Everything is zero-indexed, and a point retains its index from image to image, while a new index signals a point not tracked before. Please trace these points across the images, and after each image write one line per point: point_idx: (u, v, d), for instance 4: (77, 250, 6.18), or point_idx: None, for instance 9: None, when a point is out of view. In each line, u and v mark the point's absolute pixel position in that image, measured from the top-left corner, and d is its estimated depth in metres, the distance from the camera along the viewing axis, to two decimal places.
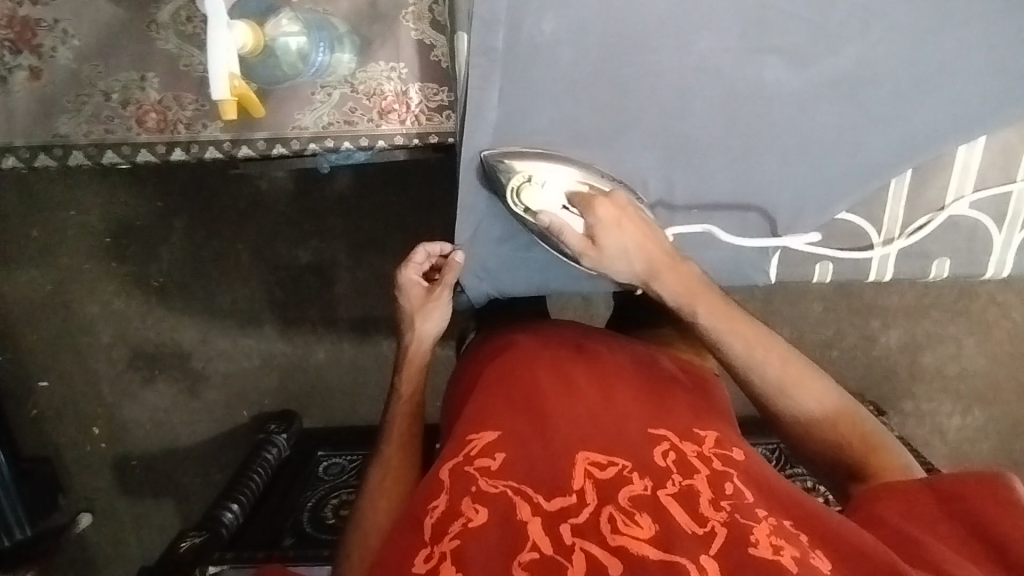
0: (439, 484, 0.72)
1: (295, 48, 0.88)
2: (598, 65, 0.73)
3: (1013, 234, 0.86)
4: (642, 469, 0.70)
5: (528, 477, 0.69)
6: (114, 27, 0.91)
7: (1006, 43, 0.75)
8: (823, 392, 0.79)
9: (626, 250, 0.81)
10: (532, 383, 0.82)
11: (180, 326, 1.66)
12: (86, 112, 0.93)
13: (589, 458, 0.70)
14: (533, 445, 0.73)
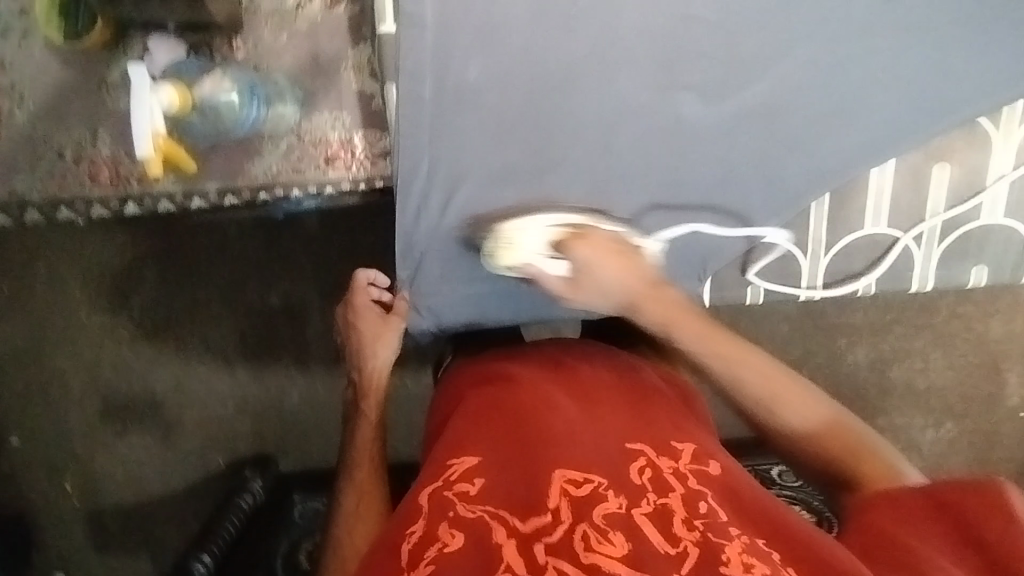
0: (418, 509, 0.67)
1: (224, 102, 0.91)
2: (522, 105, 0.78)
3: (932, 249, 0.85)
4: (619, 487, 0.66)
5: (506, 500, 0.65)
6: (69, 87, 0.93)
7: (911, 70, 0.78)
8: (777, 369, 0.79)
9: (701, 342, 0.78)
10: (519, 407, 0.77)
11: (152, 373, 1.55)
12: (42, 168, 0.95)
13: (565, 475, 0.67)
14: (508, 472, 0.69)
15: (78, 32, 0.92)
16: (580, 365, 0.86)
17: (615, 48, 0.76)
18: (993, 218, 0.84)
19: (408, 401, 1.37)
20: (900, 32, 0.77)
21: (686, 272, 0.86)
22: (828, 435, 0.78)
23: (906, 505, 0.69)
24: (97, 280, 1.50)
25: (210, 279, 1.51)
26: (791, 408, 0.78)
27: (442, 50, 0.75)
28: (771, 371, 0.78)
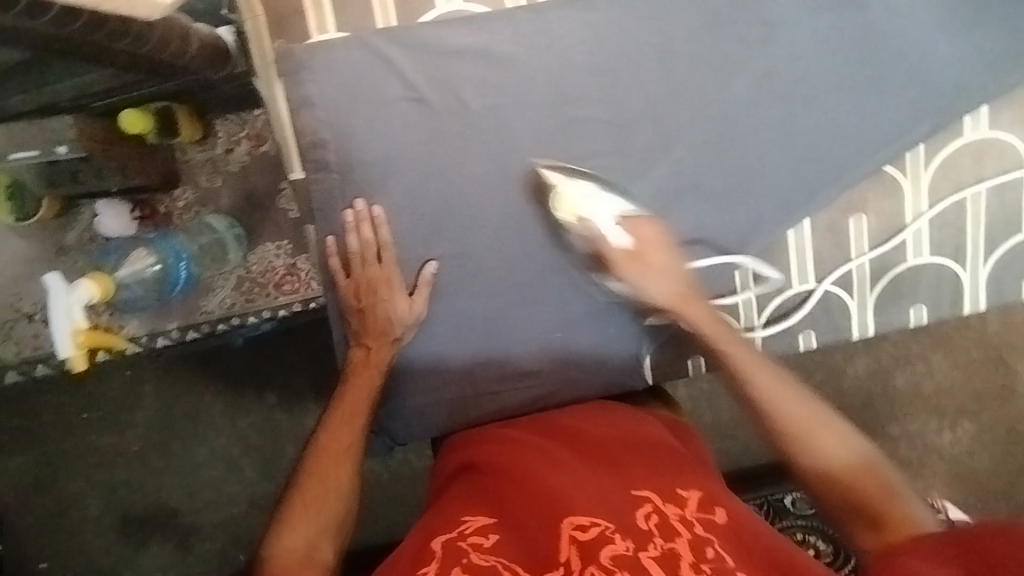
0: (429, 551, 0.61)
1: (154, 271, 0.94)
2: (434, 225, 0.79)
3: (865, 297, 0.85)
4: (625, 530, 0.58)
5: (524, 557, 0.59)
6: (28, 256, 0.97)
7: (805, 133, 0.80)
8: (802, 403, 0.68)
9: (677, 270, 0.76)
10: (519, 468, 0.68)
11: (164, 485, 1.31)
12: (13, 337, 1.00)
13: (573, 521, 0.60)
14: (521, 521, 0.62)
15: (27, 211, 0.92)
16: (582, 424, 0.76)
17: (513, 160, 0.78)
18: (920, 258, 0.84)
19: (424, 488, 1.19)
20: (784, 101, 0.79)
21: (628, 353, 0.83)
22: (861, 480, 0.64)
23: (930, 552, 0.55)
24: (100, 401, 1.30)
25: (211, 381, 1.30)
26: (812, 450, 0.66)
27: (350, 186, 0.78)
28: (809, 400, 0.68)
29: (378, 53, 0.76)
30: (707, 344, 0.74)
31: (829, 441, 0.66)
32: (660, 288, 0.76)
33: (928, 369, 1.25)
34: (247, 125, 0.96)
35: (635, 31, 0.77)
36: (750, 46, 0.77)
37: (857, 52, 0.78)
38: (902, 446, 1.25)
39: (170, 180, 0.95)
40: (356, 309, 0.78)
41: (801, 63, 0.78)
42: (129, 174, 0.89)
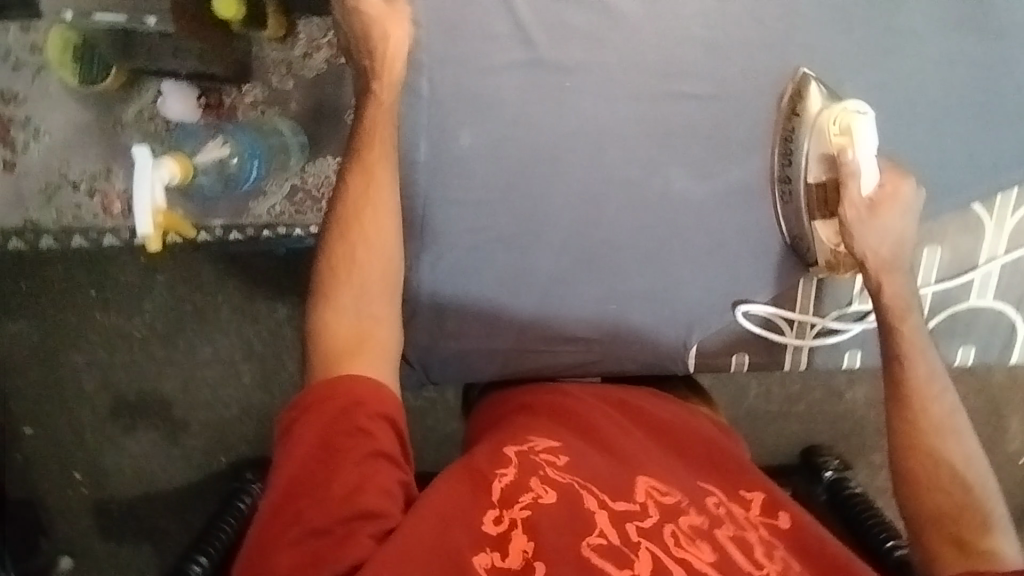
0: (506, 458, 0.64)
1: (225, 165, 0.93)
2: (516, 174, 0.77)
3: None
4: (698, 505, 0.63)
5: (594, 479, 0.63)
6: (81, 123, 0.96)
7: (911, 155, 0.76)
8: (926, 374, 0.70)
9: (903, 239, 0.71)
10: (591, 425, 0.71)
11: (162, 376, 1.18)
12: (56, 201, 1.00)
13: (651, 482, 0.64)
14: (596, 458, 0.66)
15: (94, 77, 0.89)
16: (635, 398, 0.79)
17: (606, 124, 0.76)
18: (981, 300, 0.84)
19: None
20: (894, 119, 0.75)
21: (675, 336, 0.84)
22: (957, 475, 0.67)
23: None
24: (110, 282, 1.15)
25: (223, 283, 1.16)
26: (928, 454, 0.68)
27: (440, 114, 0.75)
28: (945, 399, 0.69)
29: None
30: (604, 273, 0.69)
31: (913, 404, 0.69)
32: (898, 243, 0.71)
33: None
34: (331, 32, 0.92)
35: (759, 12, 0.73)
36: (877, 52, 0.74)
37: (976, 81, 0.75)
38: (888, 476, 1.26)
39: (242, 73, 0.91)
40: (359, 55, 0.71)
41: (921, 81, 0.75)
42: (205, 58, 0.87)
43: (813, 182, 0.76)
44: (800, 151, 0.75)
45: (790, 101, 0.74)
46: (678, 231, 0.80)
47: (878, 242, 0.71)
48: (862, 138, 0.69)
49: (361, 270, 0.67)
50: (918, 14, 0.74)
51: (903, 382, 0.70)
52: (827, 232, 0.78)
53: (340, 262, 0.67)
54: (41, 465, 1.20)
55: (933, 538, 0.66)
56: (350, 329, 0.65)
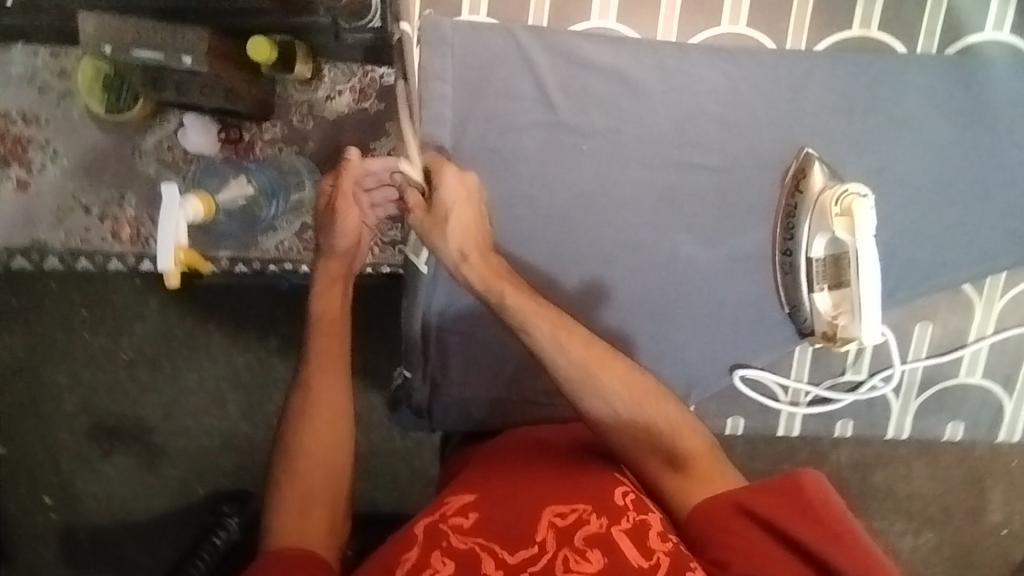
0: (410, 535, 0.63)
1: (244, 205, 0.96)
2: (528, 232, 0.79)
3: (909, 400, 0.87)
4: (599, 509, 0.64)
5: (497, 536, 0.62)
6: (100, 149, 0.98)
7: (904, 235, 0.80)
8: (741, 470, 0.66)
9: (855, 301, 0.76)
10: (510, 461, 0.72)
11: (143, 401, 1.15)
12: (65, 224, 1.00)
13: (553, 508, 0.64)
14: (505, 501, 0.66)
15: (121, 105, 0.91)
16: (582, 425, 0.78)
17: (617, 187, 0.79)
18: (970, 377, 0.86)
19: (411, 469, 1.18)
20: (889, 199, 0.79)
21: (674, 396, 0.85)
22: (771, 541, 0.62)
23: None
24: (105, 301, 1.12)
25: (210, 316, 1.12)
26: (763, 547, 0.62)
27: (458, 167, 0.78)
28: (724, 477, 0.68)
29: (520, 46, 0.77)
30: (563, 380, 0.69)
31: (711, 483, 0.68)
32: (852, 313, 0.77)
33: (908, 474, 1.26)
34: (355, 78, 0.94)
35: (769, 93, 0.78)
36: (877, 137, 0.78)
37: (967, 169, 0.79)
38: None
39: (264, 111, 0.94)
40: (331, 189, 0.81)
41: (916, 166, 0.79)
42: (232, 98, 0.88)
43: (814, 257, 0.78)
44: (801, 227, 0.78)
45: (793, 177, 0.78)
46: (679, 292, 0.82)
47: (823, 301, 0.79)
48: (863, 220, 0.73)
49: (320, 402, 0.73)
50: (917, 104, 0.78)
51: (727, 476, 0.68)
52: (825, 303, 0.79)
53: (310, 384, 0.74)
54: (12, 482, 1.16)
55: None
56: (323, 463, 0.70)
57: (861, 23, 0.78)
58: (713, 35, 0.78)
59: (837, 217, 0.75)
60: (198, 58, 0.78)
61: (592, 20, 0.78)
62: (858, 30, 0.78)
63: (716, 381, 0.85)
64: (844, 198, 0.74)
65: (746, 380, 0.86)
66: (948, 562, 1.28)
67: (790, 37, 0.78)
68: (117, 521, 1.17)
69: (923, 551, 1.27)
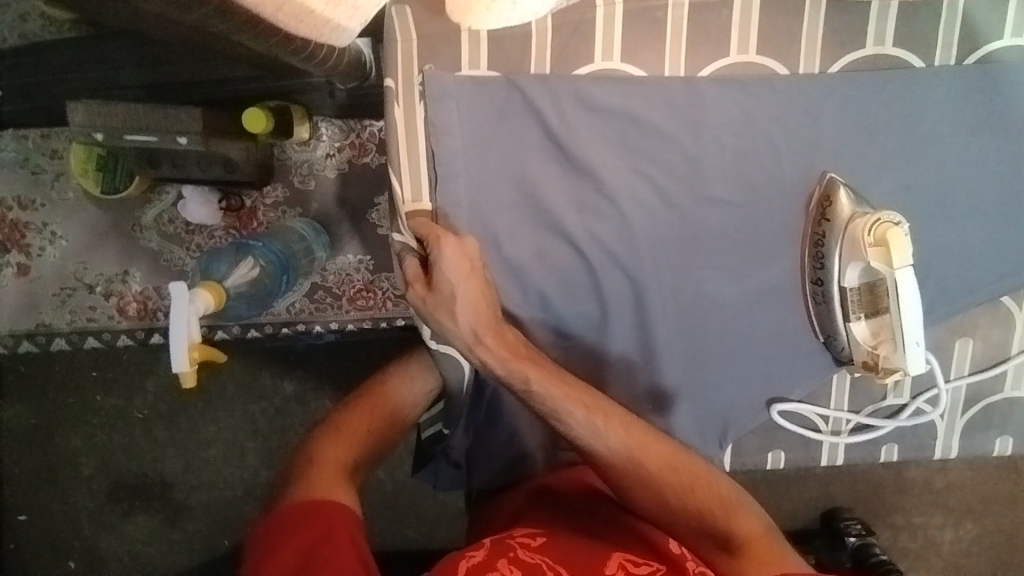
0: (482, 542, 0.66)
1: (254, 279, 0.91)
2: (549, 284, 0.77)
3: (955, 419, 0.84)
4: (673, 572, 0.65)
5: (568, 559, 0.65)
6: (99, 226, 0.95)
7: (937, 253, 0.78)
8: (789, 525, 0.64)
9: (890, 325, 0.73)
10: (580, 506, 0.75)
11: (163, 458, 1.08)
12: (71, 304, 0.98)
13: (626, 556, 0.66)
14: (577, 540, 0.68)
15: (117, 184, 0.89)
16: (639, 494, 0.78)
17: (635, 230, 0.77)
18: (1017, 390, 0.83)
19: (441, 517, 1.15)
20: (918, 215, 0.77)
21: (709, 435, 0.83)
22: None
23: None
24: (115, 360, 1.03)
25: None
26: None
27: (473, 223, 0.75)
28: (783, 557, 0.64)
29: (525, 96, 0.73)
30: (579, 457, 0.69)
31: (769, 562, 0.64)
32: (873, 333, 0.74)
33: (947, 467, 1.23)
34: (353, 133, 0.92)
35: (787, 119, 0.75)
36: (899, 156, 0.75)
37: (994, 181, 0.76)
38: (902, 536, 1.24)
39: (265, 175, 0.91)
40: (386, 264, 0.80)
41: (945, 180, 0.76)
42: (231, 166, 0.85)
43: (848, 287, 0.74)
44: (831, 255, 0.74)
45: (818, 205, 0.75)
46: (706, 330, 0.80)
47: (859, 326, 0.75)
48: (901, 249, 0.69)
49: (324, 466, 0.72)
50: (939, 118, 0.75)
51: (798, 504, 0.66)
52: (864, 332, 0.75)
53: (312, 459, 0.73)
54: None
55: None
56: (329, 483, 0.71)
57: (875, 41, 0.74)
58: (723, 66, 0.74)
59: (858, 236, 0.71)
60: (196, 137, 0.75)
61: (595, 63, 0.74)
62: (871, 49, 0.74)
63: (753, 417, 0.82)
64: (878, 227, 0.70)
65: (783, 414, 0.83)
66: (994, 554, 1.25)
67: (802, 60, 0.74)
68: None
69: (966, 541, 1.25)
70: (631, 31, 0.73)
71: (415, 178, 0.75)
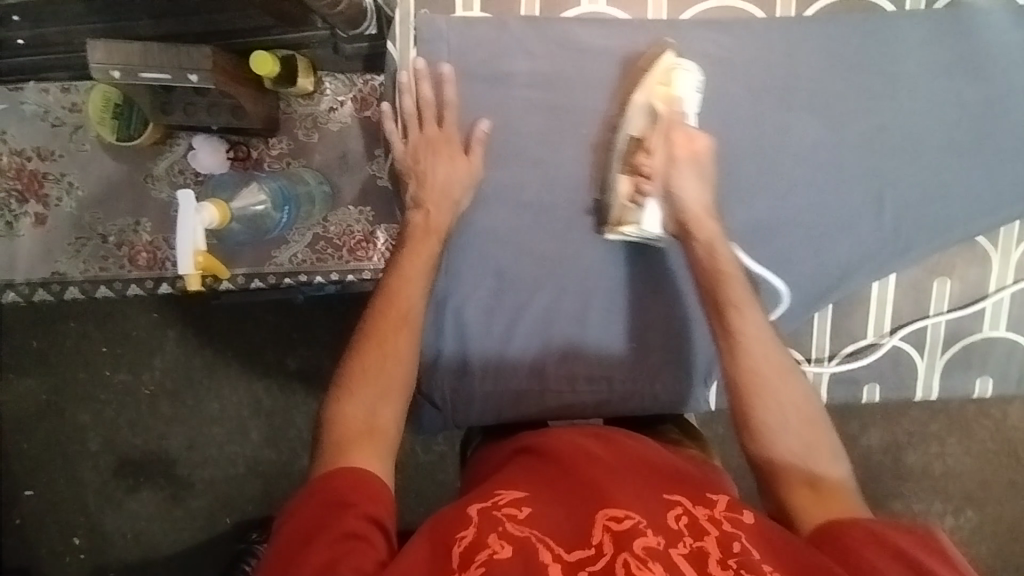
0: (467, 516, 0.59)
1: (257, 212, 0.92)
2: (538, 220, 0.81)
3: (935, 359, 0.86)
4: (656, 525, 0.57)
5: (553, 530, 0.57)
6: (113, 178, 1.00)
7: (910, 190, 0.80)
8: (757, 333, 0.67)
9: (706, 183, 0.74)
10: (560, 457, 0.67)
11: (167, 431, 1.20)
12: (84, 253, 1.02)
13: (607, 513, 0.58)
14: (557, 502, 0.61)
15: (131, 132, 0.94)
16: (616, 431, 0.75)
17: (437, 109, 0.78)
18: (995, 330, 0.85)
19: (438, 482, 1.17)
20: (890, 155, 0.80)
21: (693, 373, 0.84)
22: (803, 425, 0.66)
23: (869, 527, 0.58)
24: (128, 330, 1.17)
25: (236, 337, 1.17)
26: (772, 424, 0.65)
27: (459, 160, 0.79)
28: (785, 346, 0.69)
29: (514, 36, 0.79)
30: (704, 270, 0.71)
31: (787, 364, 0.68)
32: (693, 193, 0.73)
33: (942, 451, 1.24)
34: (355, 87, 0.97)
35: (764, 62, 0.79)
36: (873, 97, 0.79)
37: (968, 123, 0.80)
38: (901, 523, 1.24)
39: (270, 126, 0.95)
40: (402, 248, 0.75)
41: (919, 119, 0.79)
42: (239, 113, 0.90)
43: (635, 134, 0.77)
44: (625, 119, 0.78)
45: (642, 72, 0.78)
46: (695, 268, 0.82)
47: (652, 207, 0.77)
48: (683, 92, 0.75)
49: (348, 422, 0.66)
50: (910, 62, 0.79)
51: (737, 336, 0.68)
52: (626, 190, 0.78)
53: (339, 436, 0.65)
54: (45, 525, 1.20)
55: (794, 488, 0.64)
56: (362, 424, 0.66)
57: None
58: (702, 10, 0.81)
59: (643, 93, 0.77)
60: (206, 75, 0.79)
61: (582, 6, 0.80)
62: None
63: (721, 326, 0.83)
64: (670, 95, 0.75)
65: None
66: (994, 539, 1.24)
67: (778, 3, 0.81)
68: (148, 555, 1.21)
69: (967, 530, 1.24)
70: None
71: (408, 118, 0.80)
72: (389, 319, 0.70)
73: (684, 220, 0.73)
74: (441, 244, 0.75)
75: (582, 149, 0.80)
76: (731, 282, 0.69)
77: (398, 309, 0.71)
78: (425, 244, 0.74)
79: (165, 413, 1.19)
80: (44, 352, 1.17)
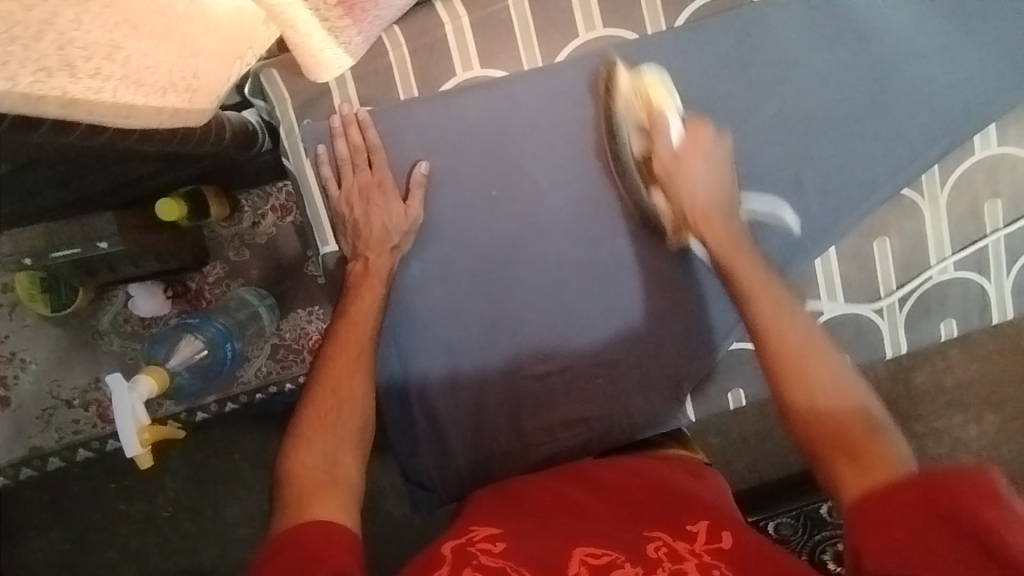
0: (440, 555, 0.60)
1: (200, 360, 0.92)
2: (474, 286, 0.82)
3: (894, 316, 0.87)
4: (635, 556, 0.59)
5: (528, 560, 0.60)
6: (64, 342, 1.00)
7: (822, 161, 0.81)
8: (801, 331, 0.64)
9: (717, 183, 0.76)
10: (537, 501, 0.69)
11: (188, 552, 1.19)
12: (55, 423, 1.01)
13: (585, 548, 0.61)
14: (535, 535, 0.63)
15: (65, 301, 0.94)
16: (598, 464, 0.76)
17: (367, 153, 0.78)
18: (944, 273, 0.86)
19: None
20: (792, 135, 0.80)
21: (662, 393, 0.84)
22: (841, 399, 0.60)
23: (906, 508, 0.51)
24: (126, 471, 1.18)
25: (229, 446, 1.17)
26: (806, 384, 0.61)
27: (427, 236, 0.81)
28: (852, 381, 0.60)
29: (397, 121, 0.78)
30: (720, 256, 0.71)
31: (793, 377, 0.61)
32: (707, 178, 0.75)
33: (947, 364, 1.20)
34: (272, 197, 0.98)
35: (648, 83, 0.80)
36: (764, 85, 0.80)
37: (861, 85, 0.80)
38: (927, 444, 1.20)
39: (200, 258, 0.96)
40: (343, 303, 0.76)
41: (812, 94, 0.80)
42: (162, 256, 0.89)
43: (639, 154, 0.79)
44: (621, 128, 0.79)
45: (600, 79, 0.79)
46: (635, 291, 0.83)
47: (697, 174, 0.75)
48: (660, 96, 0.77)
49: (297, 478, 0.64)
50: (789, 41, 0.79)
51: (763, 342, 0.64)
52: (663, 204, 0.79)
53: (291, 498, 0.63)
54: None
55: (842, 470, 0.56)
56: (318, 469, 0.65)
57: None
58: (576, 47, 0.80)
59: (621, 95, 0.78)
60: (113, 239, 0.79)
61: (458, 74, 0.79)
62: None
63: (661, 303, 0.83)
64: (350, 130, 0.77)
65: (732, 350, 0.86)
66: None
67: (648, 20, 0.81)
68: None
69: (992, 433, 1.21)
70: (483, 39, 0.79)
71: (317, 222, 0.81)
72: (338, 366, 0.71)
73: (357, 249, 0.77)
74: (385, 284, 0.77)
75: (492, 211, 0.81)
76: (735, 257, 0.70)
77: (348, 362, 0.72)
78: (367, 290, 0.76)
79: (182, 539, 1.19)
80: (53, 515, 1.17)
